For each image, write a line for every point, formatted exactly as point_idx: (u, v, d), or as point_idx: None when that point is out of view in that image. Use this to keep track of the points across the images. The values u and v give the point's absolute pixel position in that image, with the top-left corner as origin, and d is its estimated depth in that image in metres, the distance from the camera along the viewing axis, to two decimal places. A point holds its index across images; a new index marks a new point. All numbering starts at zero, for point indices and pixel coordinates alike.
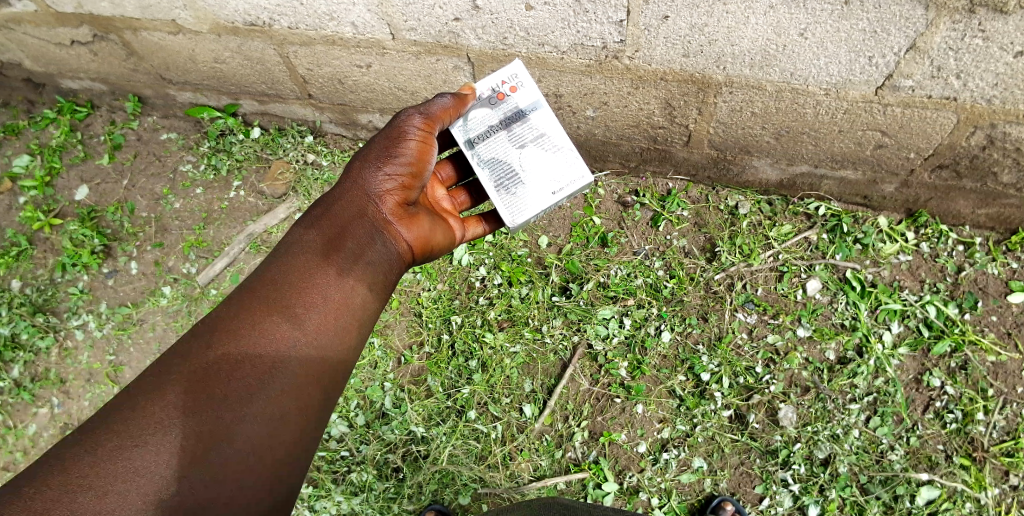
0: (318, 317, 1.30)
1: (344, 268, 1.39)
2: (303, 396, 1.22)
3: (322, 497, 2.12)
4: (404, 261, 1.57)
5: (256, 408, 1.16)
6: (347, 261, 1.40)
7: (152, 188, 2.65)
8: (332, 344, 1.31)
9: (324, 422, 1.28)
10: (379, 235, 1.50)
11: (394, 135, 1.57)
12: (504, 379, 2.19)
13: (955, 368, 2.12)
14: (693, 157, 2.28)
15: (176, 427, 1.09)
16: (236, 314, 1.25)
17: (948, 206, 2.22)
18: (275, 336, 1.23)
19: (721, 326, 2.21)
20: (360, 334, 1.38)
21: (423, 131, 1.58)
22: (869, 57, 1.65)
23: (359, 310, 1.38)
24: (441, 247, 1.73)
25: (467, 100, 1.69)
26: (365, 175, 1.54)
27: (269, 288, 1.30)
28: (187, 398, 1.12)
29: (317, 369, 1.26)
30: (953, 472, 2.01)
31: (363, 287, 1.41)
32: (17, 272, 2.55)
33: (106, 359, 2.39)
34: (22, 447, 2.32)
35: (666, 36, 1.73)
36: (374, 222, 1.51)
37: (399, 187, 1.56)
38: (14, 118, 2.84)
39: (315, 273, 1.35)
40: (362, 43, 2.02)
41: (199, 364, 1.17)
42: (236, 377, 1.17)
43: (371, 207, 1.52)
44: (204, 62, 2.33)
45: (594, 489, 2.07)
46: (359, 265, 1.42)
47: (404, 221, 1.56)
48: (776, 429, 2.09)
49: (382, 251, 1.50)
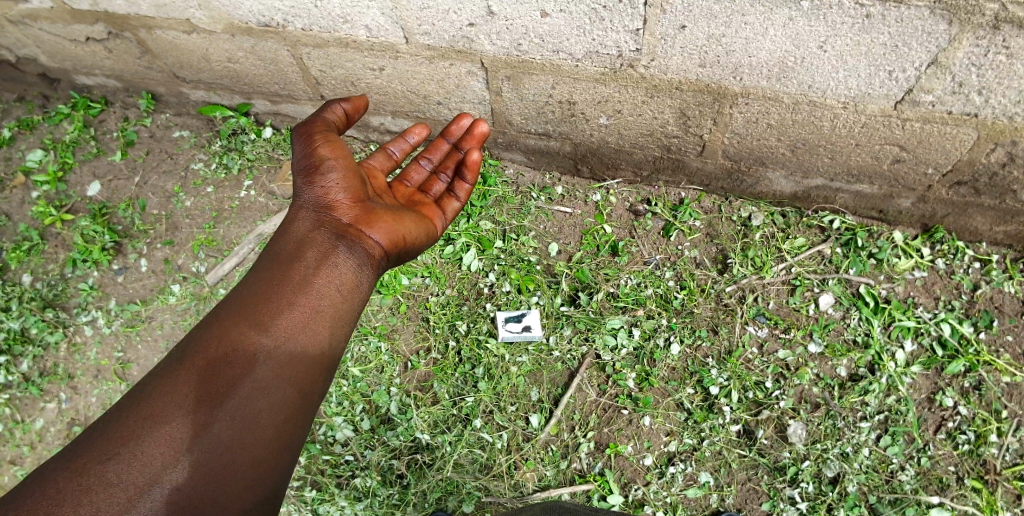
0: (284, 321, 1.38)
1: (308, 277, 1.47)
2: (274, 396, 1.30)
3: (325, 501, 2.11)
4: (377, 261, 1.61)
5: (227, 411, 1.23)
6: (311, 268, 1.48)
7: (163, 186, 2.65)
8: (301, 347, 1.38)
9: (304, 420, 1.35)
10: (342, 239, 1.55)
11: (308, 147, 1.56)
12: (511, 387, 2.18)
13: (969, 388, 2.09)
14: (707, 167, 2.25)
15: (149, 436, 1.16)
16: (204, 334, 1.34)
17: (966, 222, 2.18)
18: (242, 342, 1.32)
19: (732, 339, 2.19)
20: (335, 336, 1.46)
21: (325, 134, 1.57)
22: (889, 71, 1.62)
23: (328, 314, 1.46)
24: (419, 243, 1.73)
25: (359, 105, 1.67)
26: (307, 191, 1.59)
27: (236, 304, 1.40)
28: (157, 410, 1.19)
29: (289, 369, 1.34)
30: (964, 494, 1.98)
31: (331, 291, 1.48)
32: (28, 266, 2.55)
33: (114, 356, 2.40)
34: (30, 442, 2.33)
35: (682, 46, 1.71)
36: (333, 227, 1.56)
37: (344, 190, 1.56)
38: (29, 113, 2.85)
39: (279, 286, 1.44)
40: (375, 46, 2.01)
41: (168, 380, 1.25)
42: (203, 387, 1.24)
43: (325, 217, 1.57)
44: (218, 62, 2.33)
45: (599, 500, 2.05)
46: (323, 269, 1.49)
47: (365, 221, 1.58)
48: (785, 445, 2.06)
49: (349, 256, 1.54)
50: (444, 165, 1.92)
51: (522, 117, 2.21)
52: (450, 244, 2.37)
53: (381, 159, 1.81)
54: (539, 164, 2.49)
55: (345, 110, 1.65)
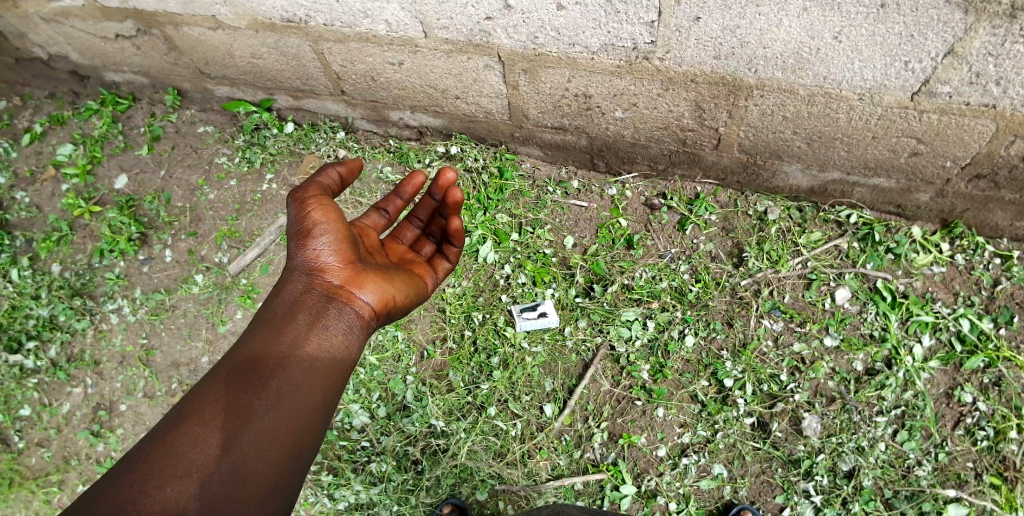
0: (278, 381, 1.42)
1: (300, 339, 1.51)
2: (267, 451, 1.33)
3: (341, 486, 2.16)
4: (368, 322, 1.64)
5: (223, 472, 1.25)
6: (303, 330, 1.52)
7: (188, 179, 2.71)
8: (293, 406, 1.41)
9: (296, 479, 1.37)
10: (333, 302, 1.59)
11: (300, 211, 1.59)
12: (525, 377, 2.20)
13: (988, 384, 2.07)
14: (723, 160, 2.26)
15: (145, 497, 1.16)
16: (198, 398, 1.36)
17: (986, 217, 2.16)
18: (237, 403, 1.35)
19: (746, 332, 2.19)
20: (327, 394, 1.50)
21: (316, 197, 1.61)
22: (906, 62, 1.62)
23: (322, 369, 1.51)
24: (408, 301, 1.76)
25: (349, 169, 1.71)
26: (298, 253, 1.61)
27: (230, 369, 1.43)
28: (152, 472, 1.20)
29: (280, 426, 1.37)
30: (982, 490, 1.97)
31: (322, 352, 1.52)
32: (57, 256, 2.63)
33: (139, 342, 2.46)
34: (57, 425, 2.41)
35: (697, 38, 1.73)
36: (324, 290, 1.59)
37: (334, 253, 1.60)
38: (60, 109, 2.93)
39: (274, 343, 1.49)
40: (395, 40, 2.05)
41: (162, 444, 1.26)
42: (198, 448, 1.26)
43: (317, 279, 1.59)
44: (242, 57, 2.39)
45: (612, 490, 2.07)
46: (315, 330, 1.53)
47: (355, 283, 1.62)
48: (799, 438, 2.07)
49: (340, 318, 1.58)
50: (432, 226, 1.90)
51: (539, 111, 2.24)
52: (467, 236, 2.40)
53: (374, 217, 1.84)
54: (556, 158, 2.51)
55: (339, 173, 1.69)
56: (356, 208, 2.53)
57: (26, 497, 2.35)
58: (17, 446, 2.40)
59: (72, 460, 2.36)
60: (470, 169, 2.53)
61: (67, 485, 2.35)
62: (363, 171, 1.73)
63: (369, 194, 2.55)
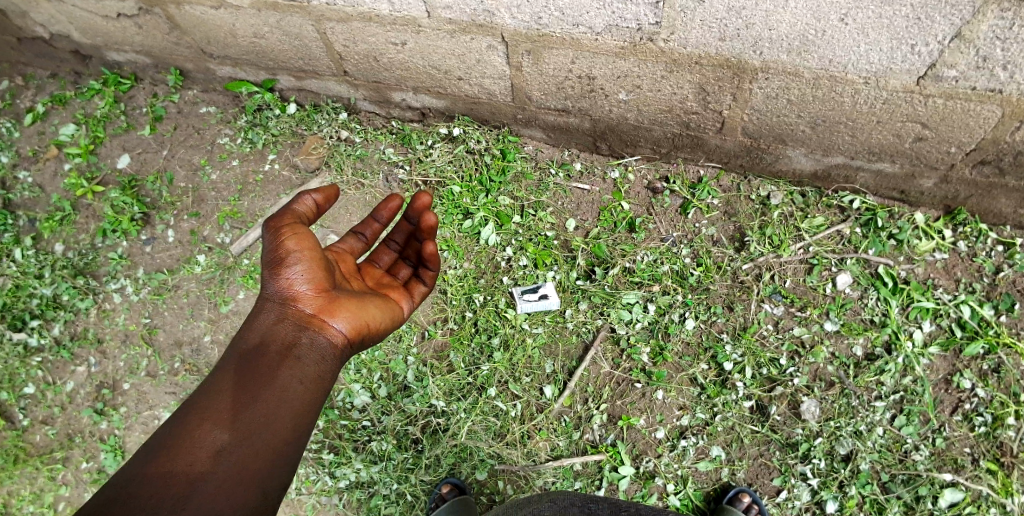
0: (249, 415, 1.36)
1: (273, 370, 1.44)
2: (234, 492, 1.26)
3: (342, 464, 2.18)
4: (343, 350, 1.59)
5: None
6: (276, 360, 1.46)
7: (190, 159, 2.70)
8: (264, 443, 1.35)
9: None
10: (307, 330, 1.53)
11: (274, 240, 1.54)
12: (526, 359, 2.21)
13: (988, 370, 2.08)
14: (726, 144, 2.25)
15: None
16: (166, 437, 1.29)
17: (989, 204, 2.16)
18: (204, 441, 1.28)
19: (747, 317, 2.20)
20: (299, 429, 1.44)
21: (289, 224, 1.55)
22: (912, 45, 1.61)
23: (313, 373, 1.51)
24: (383, 327, 1.70)
25: (325, 195, 1.65)
26: (272, 282, 1.55)
27: (198, 402, 1.36)
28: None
29: (250, 464, 1.31)
30: (979, 475, 1.99)
31: (295, 383, 1.46)
32: (60, 236, 2.63)
33: (142, 322, 2.47)
34: (61, 403, 2.43)
35: (702, 19, 1.71)
36: (298, 318, 1.53)
37: (308, 282, 1.54)
38: (62, 88, 2.92)
39: (247, 373, 1.42)
40: (398, 20, 2.04)
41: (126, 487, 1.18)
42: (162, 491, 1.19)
43: (291, 308, 1.53)
44: (244, 37, 2.37)
45: (610, 471, 2.10)
46: (288, 360, 1.47)
47: (330, 310, 1.56)
48: (798, 422, 2.09)
49: (314, 347, 1.52)
50: (408, 249, 1.85)
51: (542, 93, 2.23)
52: (469, 218, 2.40)
53: (351, 241, 1.80)
54: (559, 141, 2.50)
55: (315, 200, 1.62)
56: (358, 190, 2.54)
57: (31, 473, 2.38)
58: (21, 423, 2.43)
59: (76, 438, 2.39)
60: (472, 151, 2.52)
61: (71, 462, 2.37)
62: (338, 198, 1.67)
63: (371, 176, 2.55)
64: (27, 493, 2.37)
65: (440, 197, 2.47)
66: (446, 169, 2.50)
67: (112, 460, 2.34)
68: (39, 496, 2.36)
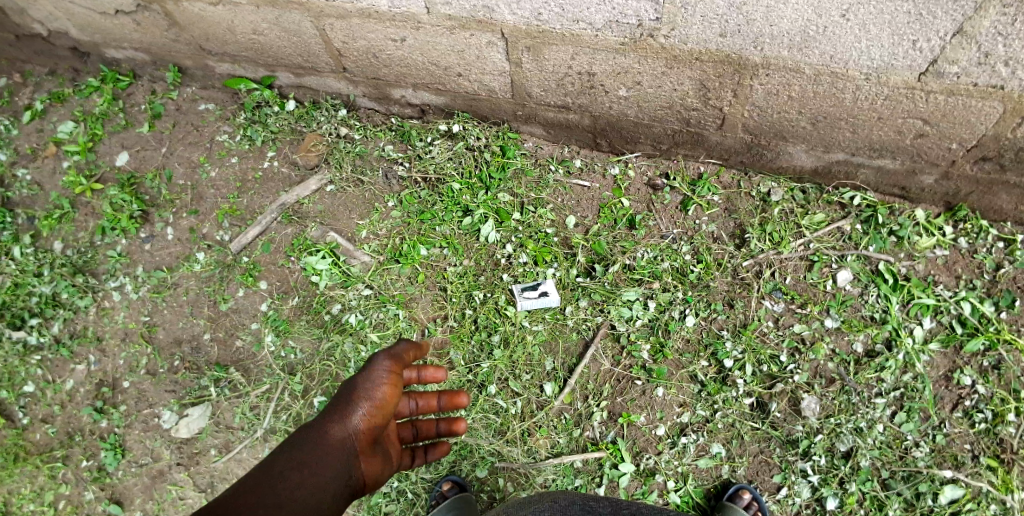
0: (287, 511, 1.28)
1: (320, 476, 1.40)
2: None
3: None
4: (359, 487, 1.54)
5: None
6: (324, 467, 1.43)
7: (189, 156, 2.69)
8: None
9: None
10: (354, 456, 1.51)
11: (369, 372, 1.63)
12: (526, 356, 2.21)
13: (988, 367, 2.08)
14: (726, 141, 2.25)
15: None
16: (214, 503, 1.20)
17: (990, 201, 2.15)
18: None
19: (747, 313, 2.20)
20: None
21: (388, 370, 1.65)
22: (914, 41, 1.61)
23: (342, 496, 1.46)
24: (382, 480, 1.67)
25: (416, 353, 1.79)
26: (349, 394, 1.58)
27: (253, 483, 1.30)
28: None
29: None
30: (979, 472, 1.99)
31: (326, 499, 1.40)
32: (59, 234, 2.62)
33: (141, 320, 2.47)
34: (61, 401, 2.43)
35: (703, 14, 1.71)
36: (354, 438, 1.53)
37: (377, 414, 1.59)
38: (61, 86, 2.91)
39: (301, 469, 1.38)
40: (397, 16, 2.03)
41: None
42: None
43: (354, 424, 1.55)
44: (243, 34, 2.36)
45: (611, 468, 2.10)
46: (334, 472, 1.44)
47: (368, 458, 1.57)
48: (798, 419, 2.09)
49: (350, 475, 1.49)
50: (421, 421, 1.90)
51: (542, 89, 2.22)
52: (468, 215, 2.40)
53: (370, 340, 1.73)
54: (559, 138, 2.49)
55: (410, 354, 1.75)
56: (358, 187, 2.53)
57: (31, 472, 2.38)
58: (21, 422, 2.43)
59: (76, 436, 2.38)
60: (472, 148, 2.51)
61: (71, 460, 2.37)
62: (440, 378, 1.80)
63: (371, 172, 2.54)
64: (27, 491, 2.37)
65: (440, 194, 2.46)
66: (446, 165, 2.49)
67: (112, 458, 2.34)
68: (40, 494, 2.36)
